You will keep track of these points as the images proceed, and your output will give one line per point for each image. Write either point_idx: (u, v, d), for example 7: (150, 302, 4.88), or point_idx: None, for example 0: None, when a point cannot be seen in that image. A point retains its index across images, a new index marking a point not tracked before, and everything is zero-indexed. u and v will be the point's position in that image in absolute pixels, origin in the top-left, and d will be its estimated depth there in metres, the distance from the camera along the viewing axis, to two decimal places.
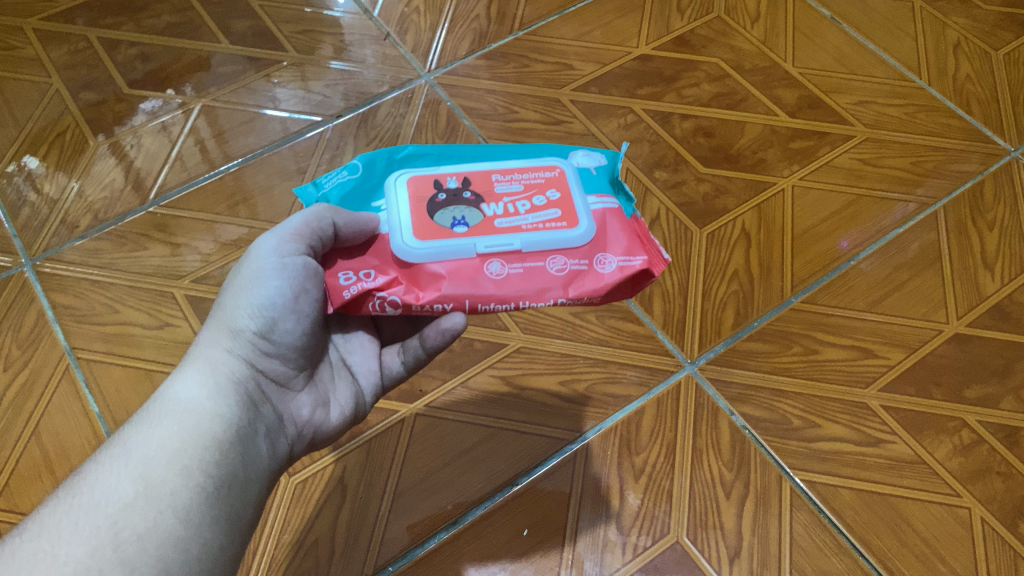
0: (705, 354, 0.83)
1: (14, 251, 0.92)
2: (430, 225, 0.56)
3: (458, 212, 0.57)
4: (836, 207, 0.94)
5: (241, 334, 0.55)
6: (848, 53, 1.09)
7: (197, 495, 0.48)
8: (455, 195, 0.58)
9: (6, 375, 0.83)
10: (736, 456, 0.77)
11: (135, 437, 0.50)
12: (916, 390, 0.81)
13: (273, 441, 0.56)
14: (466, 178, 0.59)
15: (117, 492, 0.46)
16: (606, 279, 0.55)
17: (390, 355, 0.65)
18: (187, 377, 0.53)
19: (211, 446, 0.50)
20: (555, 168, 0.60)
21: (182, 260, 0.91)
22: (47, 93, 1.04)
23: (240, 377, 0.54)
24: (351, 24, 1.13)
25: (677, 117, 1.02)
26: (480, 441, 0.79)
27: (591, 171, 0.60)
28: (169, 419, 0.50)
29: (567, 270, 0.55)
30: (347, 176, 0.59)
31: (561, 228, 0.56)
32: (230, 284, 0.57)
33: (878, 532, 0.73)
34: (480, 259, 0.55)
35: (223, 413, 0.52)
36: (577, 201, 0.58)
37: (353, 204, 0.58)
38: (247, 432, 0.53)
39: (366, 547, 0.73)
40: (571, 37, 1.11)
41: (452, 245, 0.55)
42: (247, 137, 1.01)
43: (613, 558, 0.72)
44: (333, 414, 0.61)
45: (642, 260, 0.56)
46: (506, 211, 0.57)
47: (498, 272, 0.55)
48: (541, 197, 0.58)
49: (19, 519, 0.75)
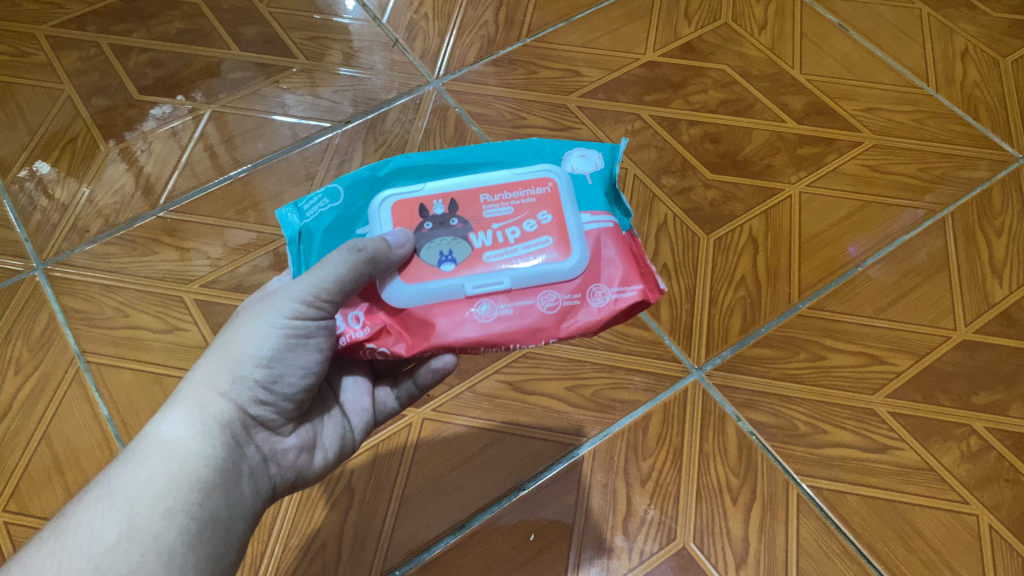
0: (713, 359, 0.83)
1: (26, 255, 0.92)
2: (418, 263, 0.57)
3: (447, 246, 0.57)
4: (844, 213, 0.94)
5: (239, 380, 0.54)
6: (856, 59, 1.09)
7: (181, 537, 0.48)
8: (442, 223, 0.58)
9: (18, 379, 0.83)
10: (744, 462, 0.77)
11: (120, 477, 0.50)
12: (924, 396, 0.80)
13: (258, 481, 0.56)
14: (454, 202, 0.59)
15: (101, 533, 0.46)
16: (597, 314, 0.57)
17: (382, 392, 0.67)
18: (174, 418, 0.53)
19: (196, 488, 0.50)
20: (546, 183, 0.60)
21: (191, 265, 0.91)
22: (59, 99, 1.05)
23: (232, 420, 0.54)
24: (360, 31, 1.14)
25: (684, 123, 1.02)
26: (486, 446, 0.79)
27: (586, 180, 0.60)
28: (156, 461, 0.50)
29: (559, 307, 0.57)
30: (329, 204, 0.58)
31: (552, 260, 0.57)
32: (234, 324, 0.56)
33: (885, 539, 0.73)
34: (469, 300, 0.56)
35: (208, 454, 0.52)
36: (568, 225, 0.59)
37: (338, 235, 0.58)
38: (232, 473, 0.53)
39: (373, 551, 0.73)
40: (579, 44, 1.12)
41: (441, 286, 0.56)
42: (257, 143, 1.02)
43: (619, 563, 0.73)
44: (319, 457, 0.62)
45: (636, 291, 0.57)
46: (495, 242, 0.58)
47: (487, 314, 0.56)
48: (531, 222, 0.59)
49: (29, 522, 0.75)
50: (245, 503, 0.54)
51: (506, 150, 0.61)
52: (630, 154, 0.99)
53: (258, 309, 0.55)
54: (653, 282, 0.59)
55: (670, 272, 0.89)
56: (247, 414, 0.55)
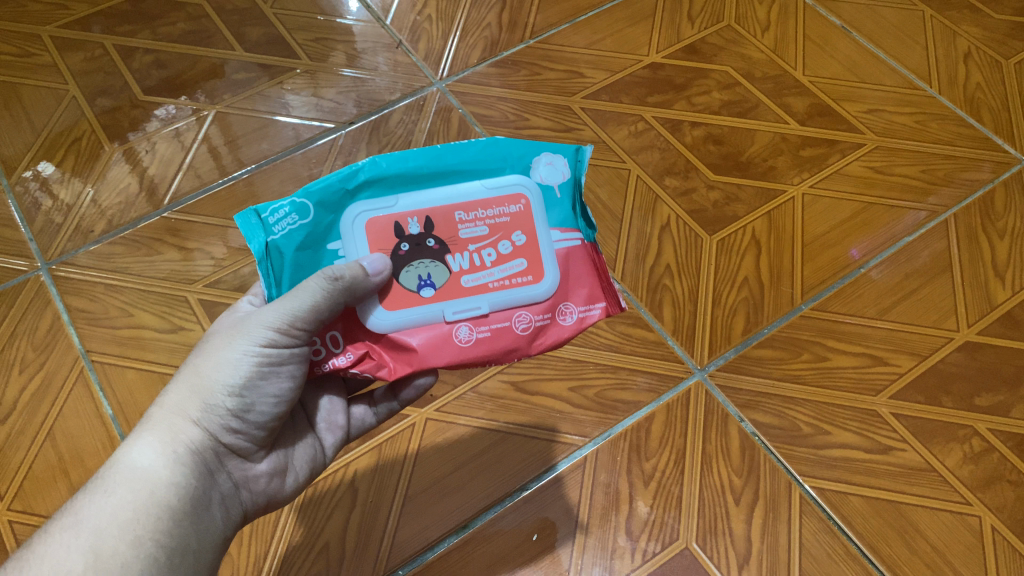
0: (715, 360, 0.83)
1: (30, 254, 0.93)
2: (395, 290, 0.55)
3: (424, 269, 0.55)
4: (847, 214, 0.94)
5: (212, 409, 0.55)
6: (858, 61, 1.09)
7: (147, 567, 0.49)
8: (418, 244, 0.55)
9: (22, 378, 0.84)
10: (746, 463, 0.77)
11: (88, 505, 0.50)
12: (926, 398, 0.81)
13: (227, 507, 0.57)
14: (429, 219, 0.55)
15: (65, 565, 0.47)
16: (566, 331, 0.58)
17: (358, 410, 0.67)
18: (142, 444, 0.53)
19: (164, 517, 0.51)
20: (519, 199, 0.57)
21: (194, 265, 0.92)
22: (63, 99, 1.06)
23: (201, 449, 0.54)
24: (363, 32, 1.14)
25: (687, 125, 1.03)
26: (489, 446, 0.79)
27: (554, 192, 0.58)
28: (123, 489, 0.51)
29: (532, 327, 0.57)
30: (297, 220, 0.53)
31: (527, 284, 0.57)
32: (207, 349, 0.56)
33: (887, 540, 0.73)
34: (448, 325, 0.55)
35: (175, 482, 0.53)
36: (542, 245, 0.57)
37: (309, 252, 0.54)
38: (200, 502, 0.54)
39: (376, 550, 0.74)
40: (582, 45, 1.12)
41: (420, 313, 0.55)
42: (261, 143, 1.02)
43: (622, 563, 0.73)
44: (289, 481, 0.62)
45: (600, 310, 0.59)
46: (472, 265, 0.56)
47: (466, 337, 0.55)
48: (507, 243, 0.57)
49: (33, 521, 0.76)
50: (213, 531, 0.55)
51: (477, 152, 0.57)
52: (633, 155, 1.00)
53: (233, 335, 0.55)
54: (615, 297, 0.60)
55: (673, 273, 0.89)
56: (218, 442, 0.55)
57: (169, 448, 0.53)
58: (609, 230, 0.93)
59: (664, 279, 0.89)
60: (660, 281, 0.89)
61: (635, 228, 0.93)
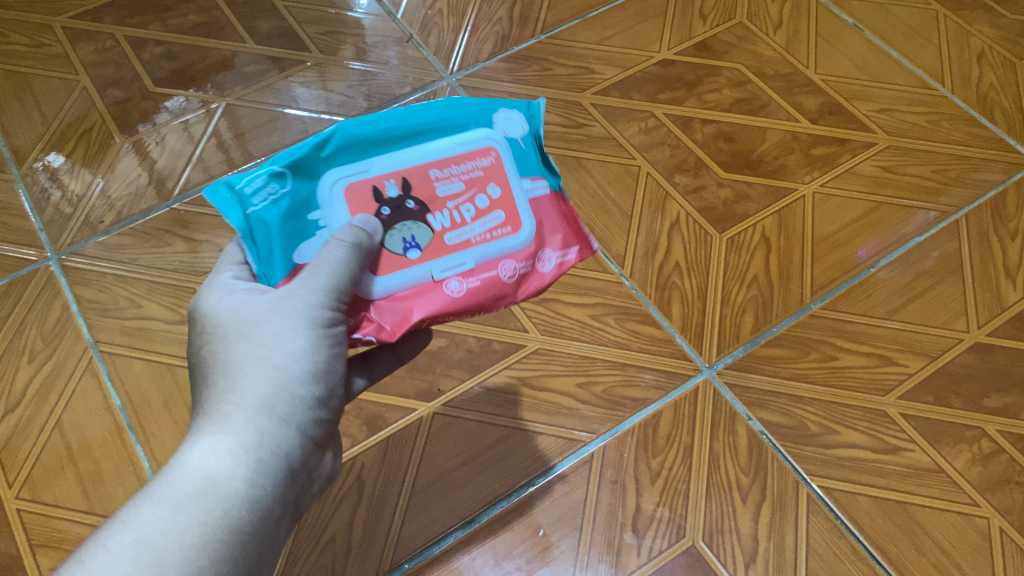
0: (723, 359, 0.83)
1: (40, 244, 0.93)
2: (382, 255, 0.53)
3: (407, 231, 0.54)
4: (857, 214, 0.94)
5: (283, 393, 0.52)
6: (871, 60, 1.09)
7: None
8: (399, 206, 0.54)
9: (31, 367, 0.84)
10: (753, 461, 0.77)
11: (139, 514, 0.46)
12: (935, 398, 0.80)
13: (294, 511, 0.54)
14: (405, 180, 0.54)
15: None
16: (547, 277, 0.58)
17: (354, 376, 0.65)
18: (214, 449, 0.49)
19: (227, 526, 0.47)
20: (489, 154, 0.57)
21: (203, 257, 0.92)
22: (75, 90, 1.06)
23: (272, 440, 0.51)
24: (374, 26, 1.14)
25: (698, 122, 1.02)
26: (496, 441, 0.79)
27: (520, 144, 0.58)
28: (184, 493, 0.47)
29: (517, 275, 0.56)
30: (277, 188, 0.51)
31: (506, 234, 0.56)
32: (251, 334, 0.53)
33: (894, 540, 0.73)
34: (436, 284, 0.54)
35: (253, 496, 0.49)
36: (516, 194, 0.57)
37: (293, 222, 0.52)
38: (274, 512, 0.51)
39: (382, 543, 0.74)
40: (593, 41, 1.12)
41: (408, 275, 0.53)
42: (270, 136, 1.02)
43: (628, 560, 0.73)
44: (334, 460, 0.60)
45: (575, 253, 0.59)
46: (454, 222, 0.55)
47: (457, 289, 0.54)
48: (483, 197, 0.56)
49: (41, 510, 0.76)
50: (280, 543, 0.52)
51: (442, 110, 0.57)
52: (644, 152, 0.99)
53: (279, 313, 0.52)
54: (586, 241, 0.60)
55: (682, 270, 0.89)
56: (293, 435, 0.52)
57: (239, 448, 0.50)
58: (619, 227, 0.93)
59: (673, 276, 0.89)
60: (669, 278, 0.88)
61: (645, 224, 0.93)
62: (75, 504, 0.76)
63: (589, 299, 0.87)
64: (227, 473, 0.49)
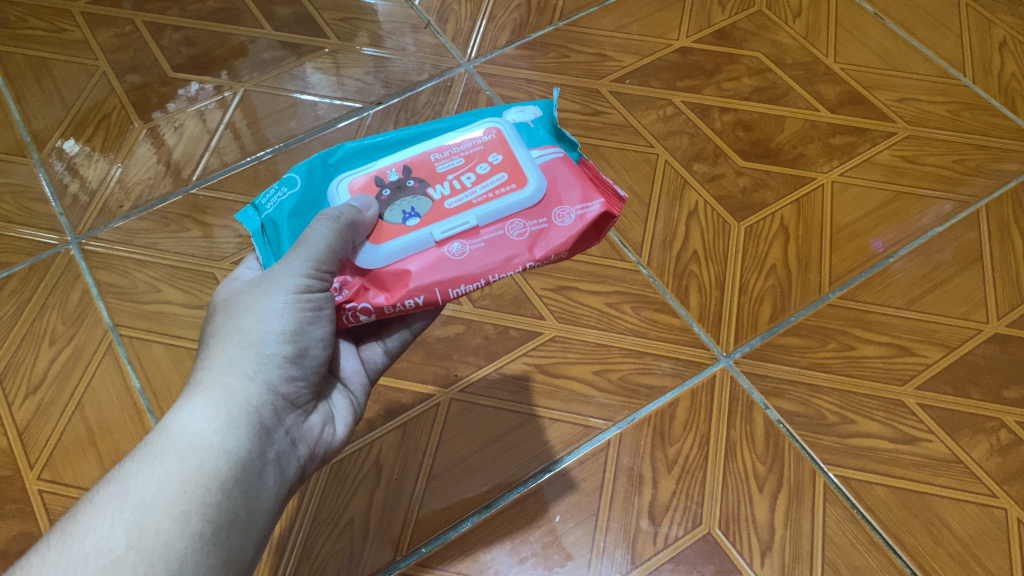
0: (741, 347, 0.83)
1: (61, 228, 0.94)
2: (382, 225, 0.57)
3: (407, 205, 0.57)
4: (876, 203, 0.93)
5: (269, 361, 0.55)
6: (891, 49, 1.08)
7: (194, 542, 0.47)
8: (399, 186, 0.58)
9: (53, 350, 0.85)
10: (770, 449, 0.77)
11: (134, 475, 0.48)
12: (953, 389, 0.80)
13: (282, 466, 0.56)
14: (406, 167, 0.60)
15: (109, 543, 0.45)
16: (568, 231, 0.57)
17: (369, 349, 0.67)
18: (195, 409, 0.52)
19: (214, 487, 0.49)
20: (491, 131, 0.61)
21: (222, 242, 0.92)
22: (94, 75, 1.06)
23: (257, 404, 0.54)
24: (392, 13, 1.14)
25: (717, 111, 1.02)
26: (514, 427, 0.79)
27: (528, 126, 0.61)
28: (172, 457, 0.49)
29: (528, 233, 0.56)
30: (288, 191, 0.59)
31: (511, 190, 0.57)
32: (242, 308, 0.56)
33: (912, 530, 0.73)
34: (438, 245, 0.56)
35: (231, 448, 0.51)
36: (521, 158, 0.59)
37: (302, 218, 0.59)
38: (256, 465, 0.53)
39: (400, 526, 0.74)
40: (611, 29, 1.11)
41: (409, 240, 0.56)
42: (288, 122, 1.02)
43: (644, 547, 0.73)
44: (339, 426, 0.63)
45: (599, 204, 0.57)
46: (453, 190, 0.58)
47: (460, 251, 0.56)
48: (484, 165, 0.59)
49: (62, 491, 0.77)
50: (269, 496, 0.54)
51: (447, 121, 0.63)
52: (662, 140, 0.99)
53: (267, 288, 0.55)
54: (611, 192, 0.60)
55: (700, 259, 0.89)
56: (276, 398, 0.55)
57: (225, 412, 0.52)
58: (636, 215, 0.93)
59: (690, 265, 0.89)
60: (687, 267, 0.88)
61: (663, 213, 0.93)
62: (95, 485, 0.77)
63: (606, 287, 0.87)
64: (213, 436, 0.51)
